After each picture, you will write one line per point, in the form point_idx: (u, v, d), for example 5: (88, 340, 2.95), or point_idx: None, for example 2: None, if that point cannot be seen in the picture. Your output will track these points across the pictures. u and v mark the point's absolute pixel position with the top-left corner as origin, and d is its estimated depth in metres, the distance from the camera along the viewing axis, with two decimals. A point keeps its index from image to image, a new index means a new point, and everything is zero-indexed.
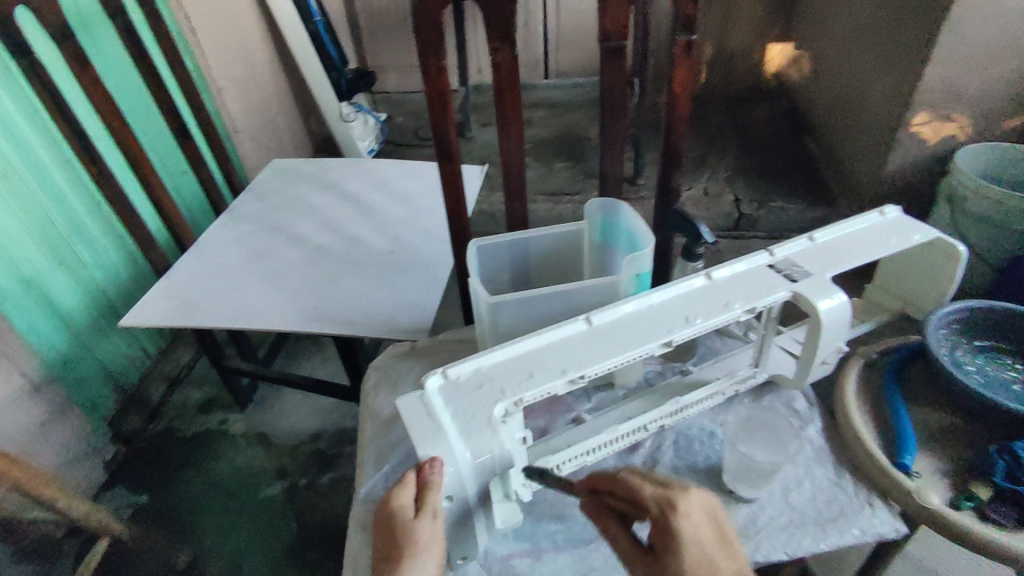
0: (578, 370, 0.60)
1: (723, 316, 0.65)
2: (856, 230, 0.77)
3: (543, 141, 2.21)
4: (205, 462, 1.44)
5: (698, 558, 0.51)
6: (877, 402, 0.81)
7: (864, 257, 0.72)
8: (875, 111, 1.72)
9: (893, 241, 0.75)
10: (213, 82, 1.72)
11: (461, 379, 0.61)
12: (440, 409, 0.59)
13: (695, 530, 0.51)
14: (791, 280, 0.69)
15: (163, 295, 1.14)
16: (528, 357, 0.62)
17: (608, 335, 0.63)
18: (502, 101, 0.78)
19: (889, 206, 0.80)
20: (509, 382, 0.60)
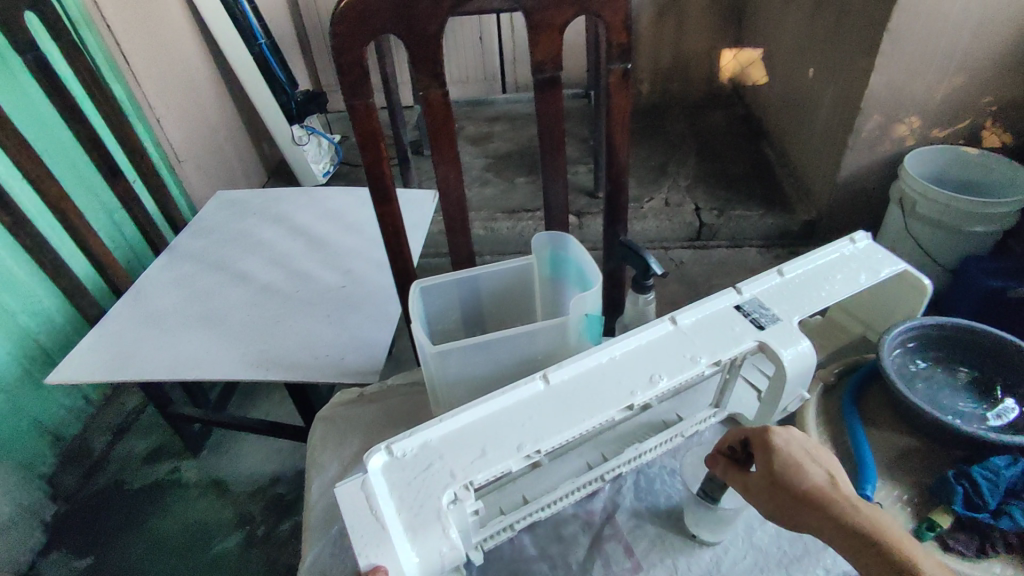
0: (535, 446, 0.56)
1: (688, 373, 0.62)
2: (826, 263, 0.75)
3: (502, 157, 2.17)
4: (156, 515, 1.36)
5: (803, 457, 0.55)
6: (837, 429, 0.82)
7: (832, 295, 0.71)
8: (826, 117, 1.73)
9: (863, 277, 0.73)
10: (150, 113, 1.65)
11: (408, 456, 0.57)
12: (383, 499, 0.54)
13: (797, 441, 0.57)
14: (757, 327, 0.67)
15: (96, 346, 1.07)
16: (481, 430, 0.58)
17: (567, 398, 0.60)
18: (436, 138, 0.75)
19: (861, 233, 0.78)
20: (460, 461, 0.55)
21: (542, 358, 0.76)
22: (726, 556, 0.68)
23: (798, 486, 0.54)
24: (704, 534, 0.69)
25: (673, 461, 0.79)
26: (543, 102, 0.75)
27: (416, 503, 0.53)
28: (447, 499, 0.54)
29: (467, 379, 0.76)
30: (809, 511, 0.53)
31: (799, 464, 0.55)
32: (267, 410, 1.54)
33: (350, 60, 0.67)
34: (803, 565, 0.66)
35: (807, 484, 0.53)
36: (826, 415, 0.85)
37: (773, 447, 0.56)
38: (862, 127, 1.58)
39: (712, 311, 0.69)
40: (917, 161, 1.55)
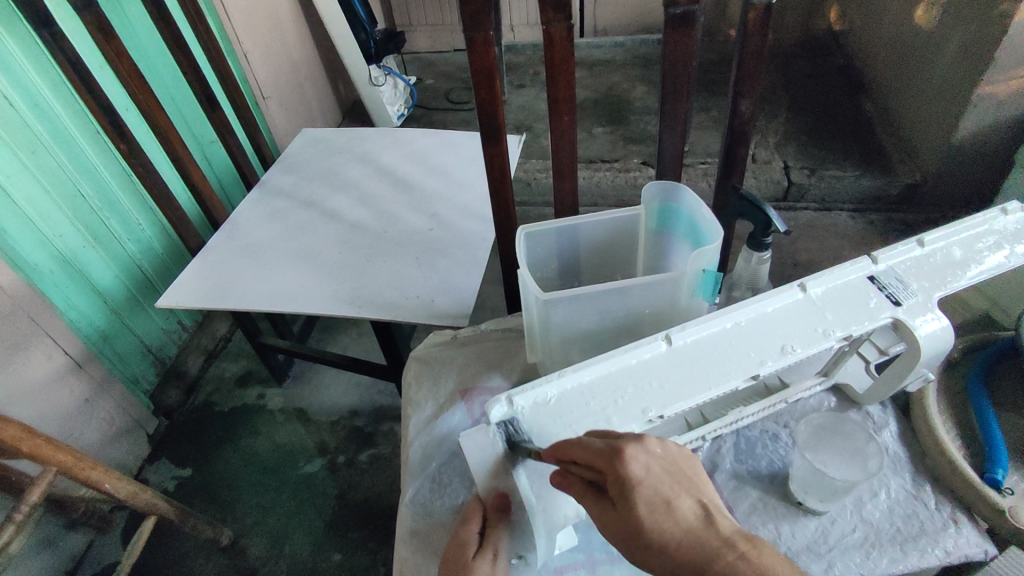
0: (658, 412, 0.59)
1: (818, 346, 0.64)
2: (971, 234, 0.73)
3: (581, 105, 2.09)
4: (246, 437, 1.45)
5: (658, 503, 0.47)
6: (961, 407, 0.77)
7: (976, 269, 0.69)
8: (944, 69, 1.58)
9: (1015, 250, 0.70)
10: (240, 48, 1.67)
11: (526, 411, 0.60)
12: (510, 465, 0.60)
13: (649, 474, 0.48)
14: (894, 302, 0.67)
15: (198, 275, 1.12)
16: (603, 393, 0.61)
17: (690, 360, 0.63)
18: (554, 78, 0.71)
19: (1014, 203, 0.75)
20: (584, 425, 0.59)
21: (649, 312, 0.74)
22: (834, 528, 0.65)
23: (647, 535, 0.46)
24: (811, 501, 0.67)
25: (776, 426, 0.76)
26: (670, 43, 0.70)
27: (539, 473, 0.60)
28: None
29: (569, 329, 0.75)
30: (664, 548, 0.46)
31: (656, 512, 0.47)
32: (345, 345, 1.59)
33: None
34: (920, 544, 0.63)
35: (663, 539, 0.46)
36: (945, 393, 0.80)
37: (628, 478, 0.47)
38: (992, 80, 1.42)
39: (842, 282, 0.69)
40: None
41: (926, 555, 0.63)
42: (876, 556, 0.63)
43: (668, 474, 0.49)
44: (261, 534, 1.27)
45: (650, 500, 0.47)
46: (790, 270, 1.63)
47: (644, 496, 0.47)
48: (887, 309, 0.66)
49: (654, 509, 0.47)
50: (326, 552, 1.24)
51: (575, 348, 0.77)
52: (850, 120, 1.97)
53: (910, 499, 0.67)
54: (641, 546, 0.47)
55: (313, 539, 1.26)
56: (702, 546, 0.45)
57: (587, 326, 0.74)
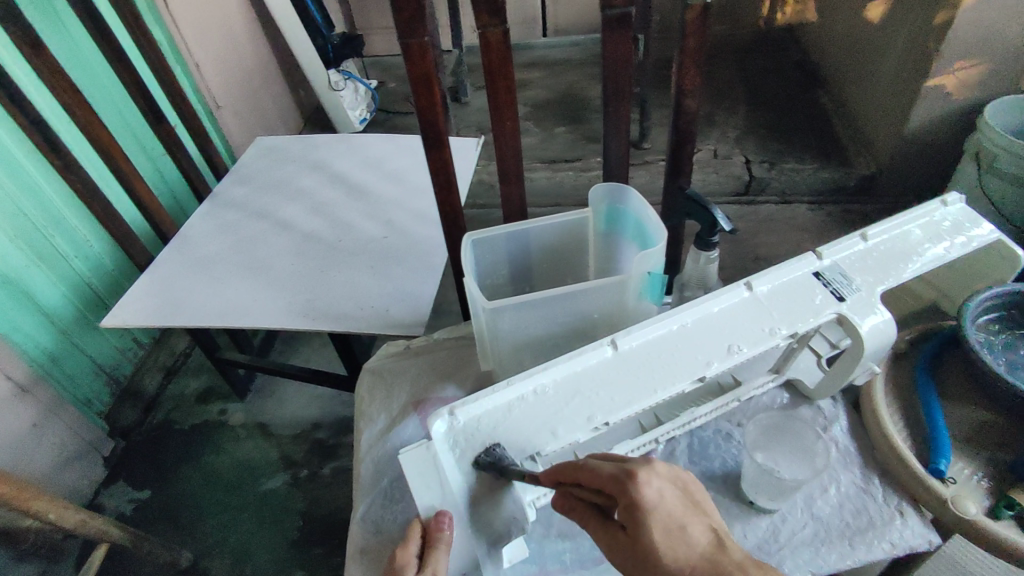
0: (604, 420, 0.58)
1: (765, 345, 0.64)
2: (912, 227, 0.73)
3: (542, 105, 2.09)
4: (207, 455, 1.41)
5: (672, 528, 0.45)
6: (908, 397, 0.78)
7: (917, 263, 0.70)
8: (895, 62, 1.61)
9: (954, 243, 0.71)
10: (189, 56, 1.62)
11: (468, 425, 0.59)
12: (455, 486, 0.57)
13: (664, 501, 0.46)
14: (839, 299, 0.67)
15: (146, 291, 1.08)
16: (547, 403, 0.60)
17: (636, 366, 0.62)
18: (494, 83, 0.70)
19: (953, 194, 0.76)
20: (528, 438, 0.58)
21: (598, 316, 0.74)
22: (785, 526, 0.66)
23: (662, 566, 0.44)
24: (761, 500, 0.67)
25: (729, 425, 0.76)
26: (610, 44, 0.69)
27: (492, 477, 0.57)
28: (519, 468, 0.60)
29: (519, 336, 0.74)
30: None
31: (670, 539, 0.45)
32: (307, 357, 1.57)
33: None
34: (868, 538, 0.64)
35: (677, 567, 0.44)
36: (894, 383, 0.81)
37: (639, 506, 0.45)
38: (940, 74, 1.45)
39: (789, 279, 0.69)
40: (997, 111, 1.42)
41: (874, 549, 0.63)
42: (825, 552, 0.64)
43: (681, 499, 0.47)
44: (223, 554, 1.24)
45: (663, 526, 0.45)
46: (751, 264, 1.65)
47: (657, 524, 0.45)
48: (830, 305, 0.67)
49: (668, 535, 0.45)
50: (290, 570, 1.21)
51: (527, 354, 0.77)
52: (806, 114, 2.00)
53: (859, 494, 0.68)
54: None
55: (276, 557, 1.24)
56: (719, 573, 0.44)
57: (537, 332, 0.74)
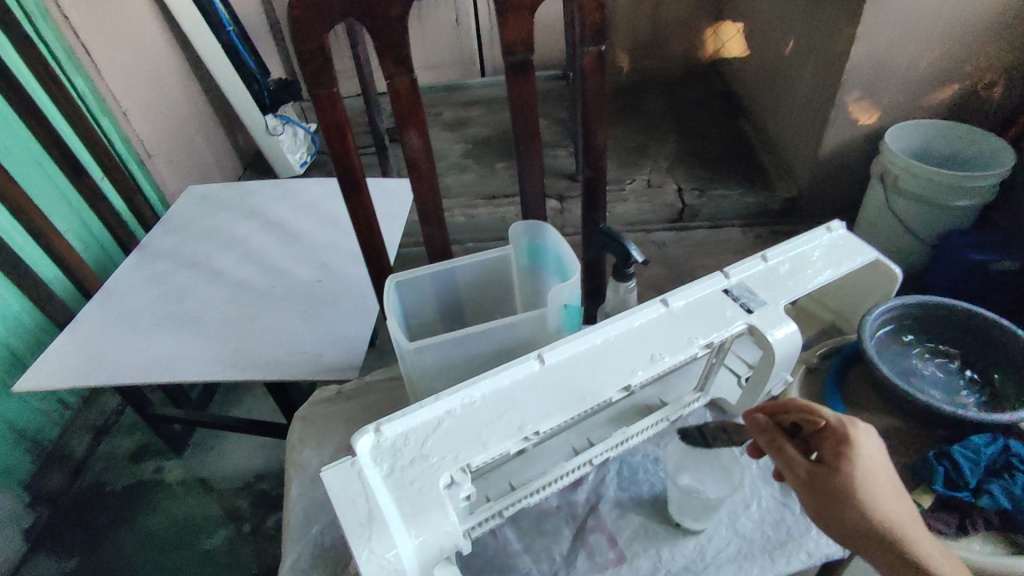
0: (535, 429, 0.58)
1: (685, 352, 0.66)
2: (805, 250, 0.79)
3: (482, 142, 2.14)
4: (142, 517, 1.34)
5: (872, 478, 0.53)
6: (819, 405, 0.87)
7: (812, 281, 0.74)
8: (806, 93, 1.72)
9: (837, 268, 0.76)
10: (116, 105, 1.59)
11: (395, 442, 0.58)
12: (381, 496, 0.53)
13: (877, 455, 0.53)
14: (746, 310, 0.70)
15: (64, 350, 1.03)
16: (476, 416, 0.60)
17: (563, 377, 0.63)
18: (405, 126, 0.74)
19: (835, 221, 0.82)
20: (458, 446, 0.57)
21: (521, 348, 0.75)
22: (711, 544, 0.68)
23: (856, 495, 0.52)
24: (688, 522, 0.69)
25: (656, 448, 0.79)
26: (514, 88, 0.74)
27: (419, 481, 0.54)
28: (445, 482, 0.55)
29: (446, 373, 0.75)
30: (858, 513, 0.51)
31: (867, 484, 0.52)
32: (250, 406, 1.52)
33: (311, 49, 0.65)
34: (786, 550, 0.67)
35: (864, 506, 0.51)
36: (807, 397, 0.89)
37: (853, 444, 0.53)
38: (842, 103, 1.56)
39: (700, 296, 0.72)
40: (897, 135, 1.53)
41: (792, 561, 0.66)
42: (749, 568, 0.66)
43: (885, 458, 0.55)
44: None
45: (866, 472, 0.53)
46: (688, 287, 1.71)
47: (866, 470, 0.53)
48: (739, 318, 0.70)
49: (868, 481, 0.52)
50: None
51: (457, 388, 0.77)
52: (732, 142, 2.11)
53: (779, 506, 0.71)
54: (841, 505, 0.52)
55: None
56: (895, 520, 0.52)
57: (468, 365, 0.75)
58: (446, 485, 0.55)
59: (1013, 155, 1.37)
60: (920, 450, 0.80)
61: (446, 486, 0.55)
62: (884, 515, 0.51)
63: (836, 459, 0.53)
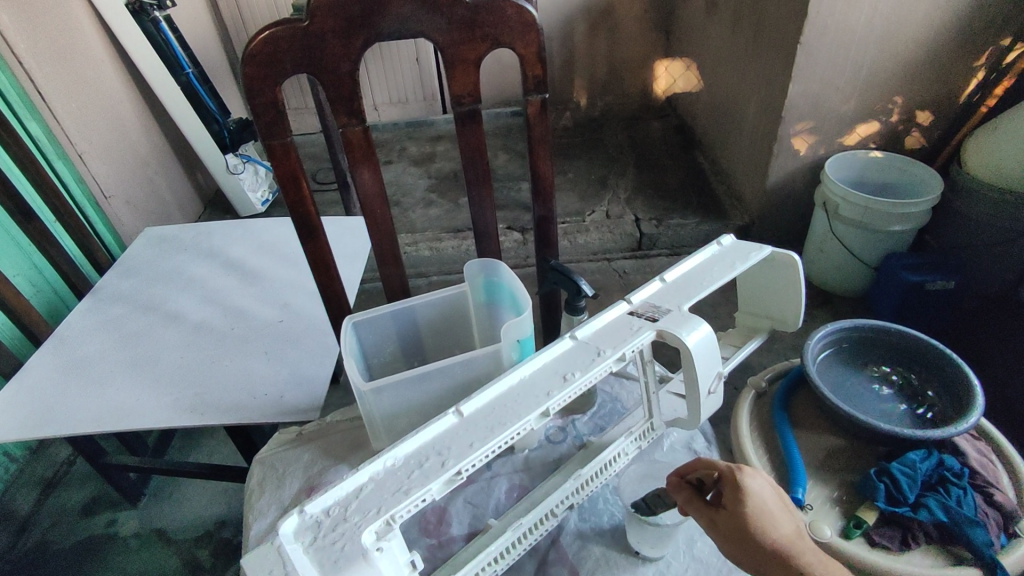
0: (456, 464, 0.57)
1: (595, 370, 0.67)
2: (701, 264, 0.85)
3: (446, 177, 2.18)
4: (94, 573, 1.28)
5: (765, 512, 0.57)
6: (768, 430, 0.92)
7: (709, 285, 0.80)
8: (752, 127, 1.81)
9: (736, 264, 0.84)
10: (72, 147, 1.57)
11: (319, 516, 0.55)
12: (303, 565, 0.51)
13: (767, 495, 0.58)
14: (653, 319, 0.74)
15: (10, 403, 0.99)
16: (397, 471, 0.58)
17: (482, 419, 0.62)
18: (359, 173, 0.77)
19: (726, 236, 0.90)
20: (380, 500, 0.55)
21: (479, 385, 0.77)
22: (669, 570, 0.70)
23: (753, 531, 0.56)
24: (647, 550, 0.71)
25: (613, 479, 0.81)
26: (464, 135, 0.79)
27: (341, 541, 0.52)
28: (370, 539, 0.53)
29: (403, 411, 0.77)
30: (757, 548, 0.55)
31: (761, 517, 0.56)
32: (211, 450, 1.49)
33: (263, 103, 0.68)
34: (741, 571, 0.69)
35: (761, 538, 0.55)
36: (758, 421, 0.94)
37: (744, 487, 0.57)
38: (784, 137, 1.65)
39: (606, 322, 0.74)
40: (837, 166, 1.62)
41: None
42: None
43: (778, 498, 0.59)
44: None
45: (758, 508, 0.57)
46: None
47: (757, 510, 0.56)
48: (644, 328, 0.73)
49: (761, 515, 0.56)
50: None
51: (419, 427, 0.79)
52: (687, 172, 2.20)
53: None
54: (744, 544, 0.56)
55: None
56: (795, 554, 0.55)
57: (424, 404, 0.76)
58: (372, 543, 0.53)
59: (942, 182, 1.47)
60: (862, 469, 0.85)
61: (372, 544, 0.53)
62: (777, 542, 0.55)
63: (731, 503, 0.57)
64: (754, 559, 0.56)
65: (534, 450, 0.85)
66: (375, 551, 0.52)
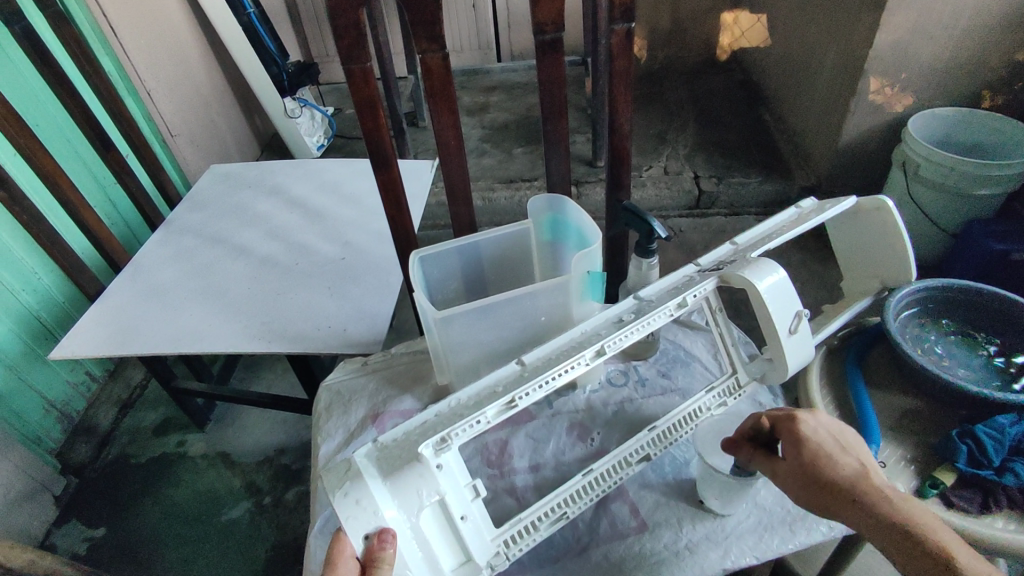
0: (509, 391, 0.59)
1: (656, 316, 0.67)
2: (772, 225, 0.83)
3: (501, 127, 2.14)
4: (166, 487, 1.37)
5: (822, 453, 0.59)
6: (840, 386, 0.91)
7: (781, 234, 0.78)
8: (828, 80, 1.71)
9: (813, 214, 0.81)
10: (141, 83, 1.61)
11: (387, 445, 0.58)
12: (366, 465, 0.54)
13: (822, 435, 0.60)
14: (717, 270, 0.73)
15: (97, 322, 1.06)
16: (458, 408, 0.61)
17: (541, 366, 0.64)
18: (436, 104, 0.77)
19: (807, 201, 0.87)
20: (438, 426, 0.58)
21: (547, 320, 0.78)
22: (733, 517, 0.71)
23: (815, 475, 0.59)
24: (712, 500, 0.72)
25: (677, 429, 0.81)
26: (544, 66, 0.78)
27: (402, 451, 0.56)
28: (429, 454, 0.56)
29: (467, 346, 0.78)
30: (821, 491, 0.58)
31: (818, 458, 0.59)
32: (270, 382, 1.55)
33: (347, 23, 0.69)
34: (807, 522, 0.70)
35: (824, 479, 0.58)
36: (827, 376, 0.93)
37: (799, 435, 0.61)
38: (864, 91, 1.55)
39: (670, 283, 0.75)
40: (921, 123, 1.52)
41: (813, 533, 0.69)
42: (769, 537, 0.69)
43: (836, 441, 0.60)
44: None
45: (816, 451, 0.59)
46: None
47: (813, 452, 0.59)
48: (706, 277, 0.72)
49: (820, 455, 0.59)
50: None
51: (485, 365, 0.81)
52: (751, 129, 2.10)
53: None
54: (809, 488, 0.59)
55: None
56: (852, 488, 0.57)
57: (490, 338, 0.78)
58: (430, 458, 0.55)
59: None
60: (940, 431, 0.83)
61: (431, 459, 0.55)
62: (840, 479, 0.58)
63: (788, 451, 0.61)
64: (822, 504, 0.59)
65: (595, 390, 0.85)
66: (432, 465, 0.55)
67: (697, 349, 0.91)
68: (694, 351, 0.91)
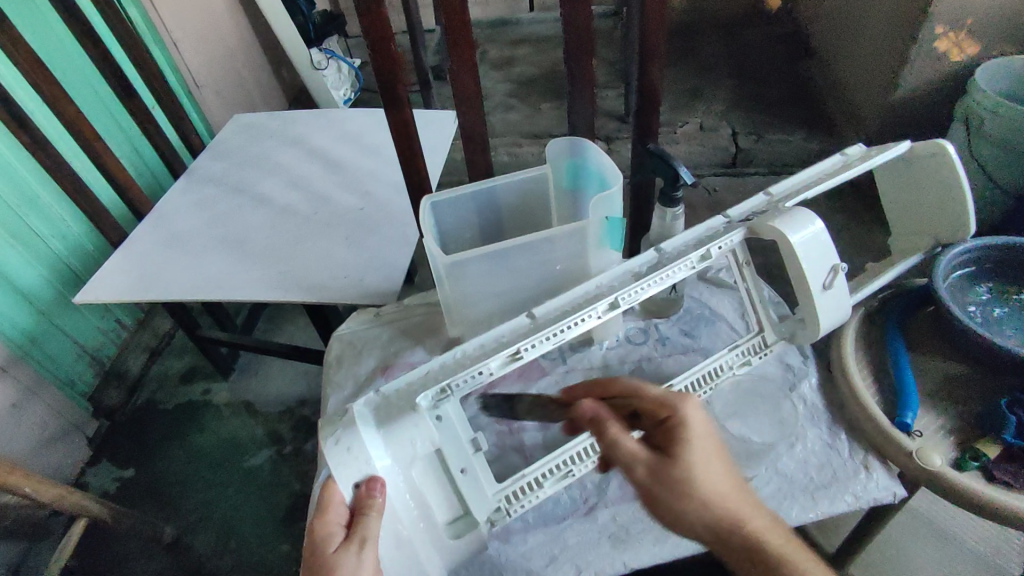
0: (515, 343, 0.57)
1: (676, 269, 0.63)
2: (811, 174, 0.77)
3: (528, 81, 2.06)
4: (192, 433, 1.41)
5: (699, 466, 0.55)
6: (878, 350, 0.84)
7: (818, 185, 0.73)
8: (884, 27, 1.57)
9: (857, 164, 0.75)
10: (166, 31, 1.59)
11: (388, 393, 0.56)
12: (360, 412, 0.53)
13: (700, 447, 0.55)
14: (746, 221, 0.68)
15: (118, 269, 1.06)
16: (462, 358, 0.59)
17: (552, 319, 0.61)
18: (452, 41, 0.73)
19: (853, 147, 0.79)
20: (438, 374, 0.56)
21: (562, 270, 0.74)
22: (754, 483, 0.70)
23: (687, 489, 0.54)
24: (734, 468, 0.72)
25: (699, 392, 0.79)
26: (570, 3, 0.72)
27: (399, 400, 0.55)
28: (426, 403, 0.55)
29: (479, 296, 0.75)
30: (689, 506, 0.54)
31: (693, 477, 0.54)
32: (292, 334, 1.56)
33: None
34: (830, 492, 0.70)
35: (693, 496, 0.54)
36: (865, 339, 0.86)
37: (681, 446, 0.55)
38: (926, 38, 1.42)
39: (694, 233, 0.69)
40: (990, 74, 1.38)
41: (837, 502, 0.69)
42: (790, 505, 0.69)
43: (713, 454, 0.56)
44: (209, 530, 1.24)
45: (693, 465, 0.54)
46: None
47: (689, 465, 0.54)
48: (734, 228, 0.67)
49: (698, 467, 0.55)
50: (277, 541, 1.21)
51: (497, 316, 0.78)
52: (795, 84, 1.97)
53: (826, 449, 0.73)
54: (676, 500, 0.54)
55: (263, 530, 1.23)
56: (738, 529, 0.54)
57: (502, 289, 0.75)
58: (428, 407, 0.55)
59: None
60: (988, 400, 0.78)
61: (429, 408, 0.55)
62: (707, 498, 0.54)
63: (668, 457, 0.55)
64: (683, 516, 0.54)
65: (613, 347, 0.82)
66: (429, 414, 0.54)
67: (723, 308, 0.86)
68: (720, 310, 0.86)
